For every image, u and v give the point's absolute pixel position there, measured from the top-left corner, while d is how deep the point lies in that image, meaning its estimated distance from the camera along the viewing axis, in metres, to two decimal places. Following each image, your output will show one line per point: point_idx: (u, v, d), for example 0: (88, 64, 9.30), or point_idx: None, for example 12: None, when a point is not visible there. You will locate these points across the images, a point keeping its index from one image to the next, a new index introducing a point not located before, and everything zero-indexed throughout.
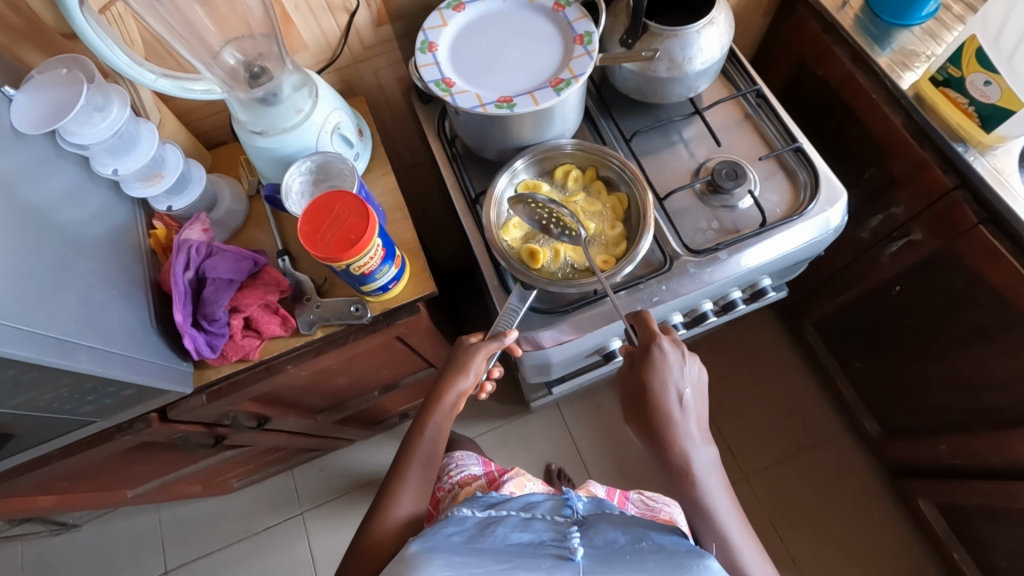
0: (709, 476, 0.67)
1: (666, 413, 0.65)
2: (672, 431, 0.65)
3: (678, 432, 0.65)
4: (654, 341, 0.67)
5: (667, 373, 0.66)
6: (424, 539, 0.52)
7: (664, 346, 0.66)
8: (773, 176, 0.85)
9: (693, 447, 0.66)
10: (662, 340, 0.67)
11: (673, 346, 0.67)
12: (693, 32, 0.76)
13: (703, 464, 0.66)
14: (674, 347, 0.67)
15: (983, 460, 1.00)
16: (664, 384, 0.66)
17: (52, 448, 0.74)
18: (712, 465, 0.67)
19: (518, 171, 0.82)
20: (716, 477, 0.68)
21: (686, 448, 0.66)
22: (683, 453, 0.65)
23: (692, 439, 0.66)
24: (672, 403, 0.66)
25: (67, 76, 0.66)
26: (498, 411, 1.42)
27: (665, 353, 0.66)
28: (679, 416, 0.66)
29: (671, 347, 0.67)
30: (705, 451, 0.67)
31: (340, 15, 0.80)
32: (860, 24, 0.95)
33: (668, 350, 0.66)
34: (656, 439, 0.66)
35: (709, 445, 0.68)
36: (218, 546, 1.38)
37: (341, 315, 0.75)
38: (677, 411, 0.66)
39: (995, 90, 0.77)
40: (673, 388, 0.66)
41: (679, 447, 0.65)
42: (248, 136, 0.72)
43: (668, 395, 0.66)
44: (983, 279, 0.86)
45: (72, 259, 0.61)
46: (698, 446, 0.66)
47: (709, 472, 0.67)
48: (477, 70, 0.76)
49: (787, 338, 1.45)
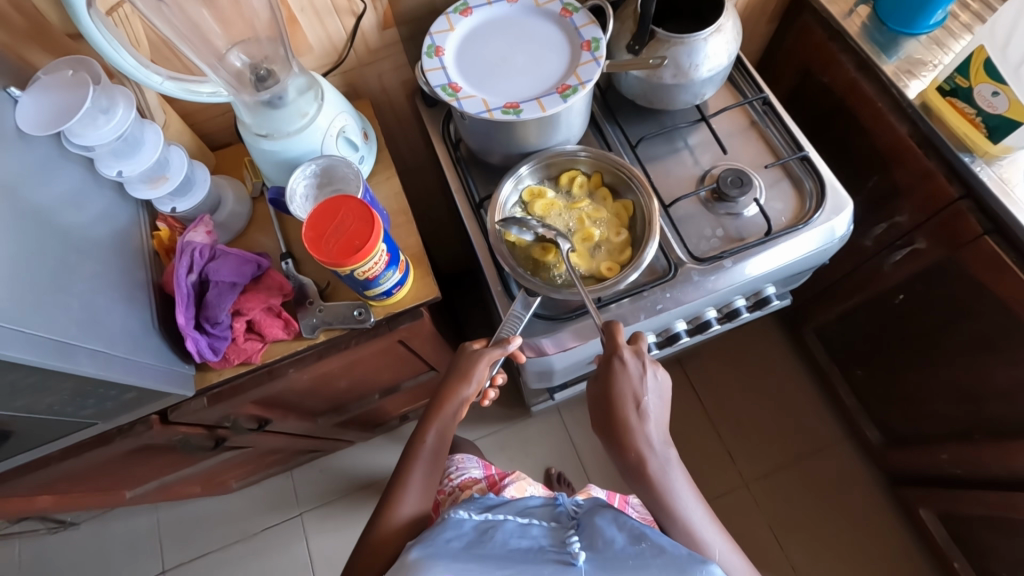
0: (674, 481, 0.66)
1: (626, 422, 0.66)
2: (631, 438, 0.66)
3: (636, 438, 0.66)
4: (615, 352, 0.68)
5: (627, 383, 0.67)
6: (423, 545, 0.51)
7: (624, 358, 0.67)
8: (779, 184, 0.84)
9: (654, 453, 0.66)
10: (623, 350, 0.67)
11: (634, 356, 0.68)
12: (700, 39, 0.75)
13: (666, 468, 0.66)
14: (635, 357, 0.68)
15: (985, 469, 1.00)
16: (624, 394, 0.66)
17: (53, 449, 0.74)
18: (678, 468, 0.67)
19: (522, 176, 0.82)
20: (684, 479, 0.67)
21: (646, 454, 0.66)
22: (641, 459, 0.66)
23: (651, 445, 0.66)
24: (632, 413, 0.66)
25: (73, 77, 0.66)
26: (499, 415, 1.42)
27: (624, 364, 0.67)
28: (639, 424, 0.66)
29: (631, 357, 0.67)
30: (669, 457, 0.67)
31: (346, 17, 0.80)
32: (867, 32, 0.94)
33: (628, 361, 0.67)
34: (618, 446, 0.67)
35: (673, 450, 0.67)
36: (217, 546, 1.38)
37: (344, 319, 0.75)
38: (636, 419, 0.66)
39: (1003, 101, 0.77)
40: (633, 397, 0.66)
41: (637, 453, 0.66)
42: (253, 138, 0.72)
43: (627, 404, 0.66)
44: (988, 290, 0.86)
45: (74, 261, 0.60)
46: (659, 451, 0.66)
47: (673, 476, 0.66)
48: (483, 75, 0.76)
49: (788, 344, 1.44)
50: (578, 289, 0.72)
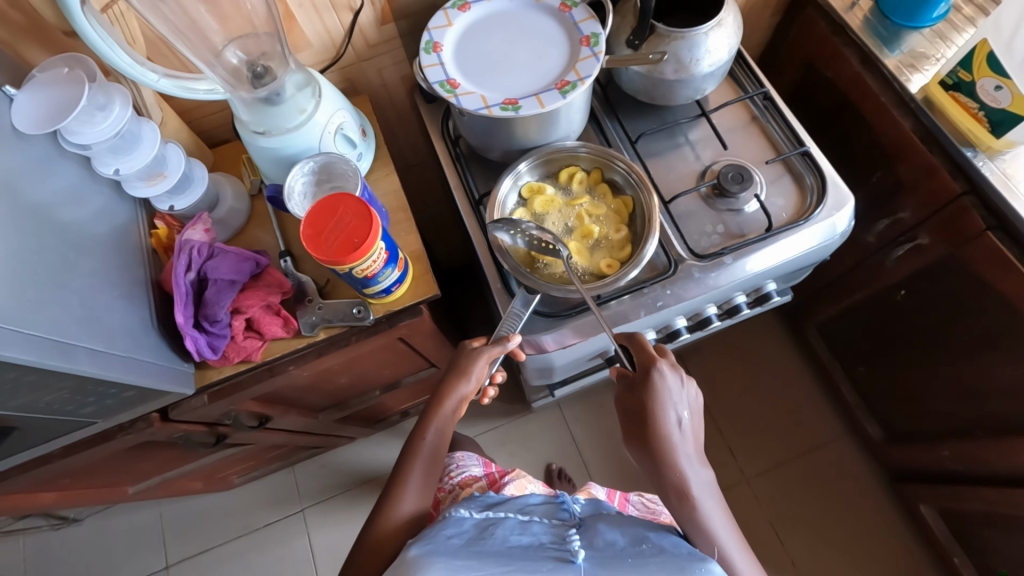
0: (707, 500, 0.66)
1: (666, 436, 0.66)
2: (672, 455, 0.65)
3: (677, 455, 0.65)
4: (653, 363, 0.68)
5: (667, 397, 0.67)
6: (423, 542, 0.51)
7: (664, 369, 0.67)
8: (779, 180, 0.84)
9: (692, 470, 0.66)
10: (662, 362, 0.68)
11: (672, 370, 0.68)
12: (700, 34, 0.75)
13: (701, 488, 0.65)
14: (673, 370, 0.68)
15: (986, 465, 1.00)
16: (664, 407, 0.66)
17: (54, 446, 0.74)
18: (711, 490, 0.67)
19: (522, 172, 0.81)
20: (716, 501, 0.66)
21: (685, 471, 0.65)
22: (682, 477, 0.65)
23: (690, 461, 0.66)
24: (671, 426, 0.66)
25: (68, 75, 0.65)
26: (500, 410, 1.42)
27: (664, 376, 0.67)
28: (678, 438, 0.66)
29: (670, 370, 0.68)
30: (703, 476, 0.66)
31: (344, 13, 0.80)
32: (869, 26, 0.94)
33: (668, 373, 0.67)
34: (655, 461, 0.66)
35: (706, 469, 0.67)
36: (219, 541, 1.39)
37: (343, 316, 0.75)
38: (675, 433, 0.66)
39: (1006, 95, 0.76)
40: (672, 410, 0.67)
41: (679, 471, 0.65)
42: (251, 135, 0.71)
43: (667, 418, 0.66)
44: (990, 286, 0.86)
45: (72, 259, 0.60)
46: (695, 468, 0.66)
47: (707, 496, 0.66)
48: (482, 71, 0.76)
49: (790, 340, 1.44)
50: (576, 286, 0.72)
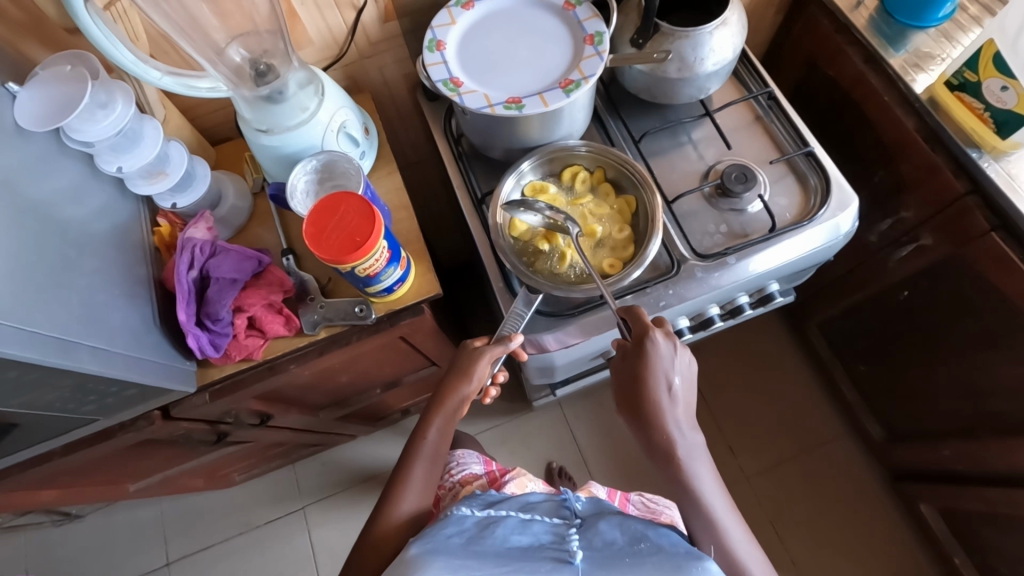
0: (696, 463, 0.68)
1: (655, 402, 0.67)
2: (660, 418, 0.67)
3: (665, 419, 0.67)
4: (647, 333, 0.68)
5: (659, 364, 0.67)
6: (424, 540, 0.51)
7: (656, 339, 0.67)
8: (783, 180, 0.83)
9: (681, 434, 0.68)
10: (655, 332, 0.68)
11: (666, 339, 0.68)
12: (704, 33, 0.74)
13: (689, 451, 0.68)
14: (666, 339, 0.68)
15: (988, 466, 1.00)
16: (655, 375, 0.67)
17: (56, 444, 0.74)
18: (701, 453, 0.69)
19: (525, 171, 0.81)
20: (705, 465, 0.69)
21: (673, 435, 0.68)
22: (670, 440, 0.67)
23: (679, 425, 0.68)
24: (661, 393, 0.67)
25: (71, 72, 0.65)
26: (500, 409, 1.42)
27: (657, 345, 0.67)
28: (667, 404, 0.68)
29: (664, 339, 0.68)
30: (692, 439, 0.69)
31: (347, 10, 0.79)
32: (874, 25, 0.93)
33: (660, 343, 0.68)
34: (645, 426, 0.68)
35: (696, 433, 0.69)
36: (220, 539, 1.39)
37: (345, 315, 0.75)
38: (665, 400, 0.68)
39: (1011, 95, 0.76)
40: (663, 378, 0.68)
41: (667, 434, 0.67)
42: (253, 133, 0.71)
43: (658, 385, 0.67)
44: (994, 288, 0.85)
45: (74, 256, 0.60)
46: (684, 432, 0.68)
47: (696, 459, 0.68)
48: (485, 70, 0.75)
49: (791, 339, 1.44)
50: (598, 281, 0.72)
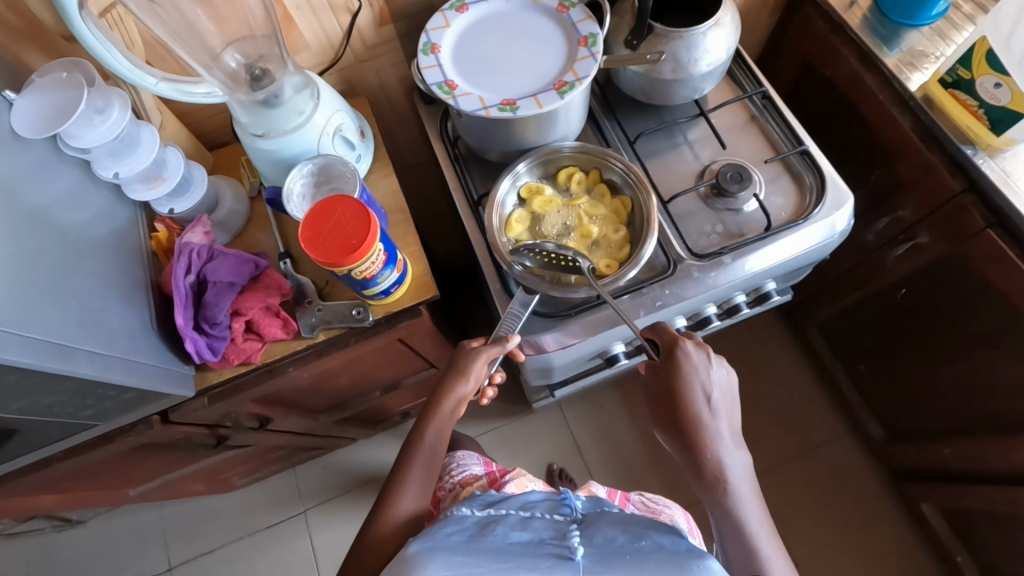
0: (738, 478, 0.68)
1: (695, 416, 0.68)
2: (702, 432, 0.68)
3: (707, 433, 0.67)
4: (678, 345, 0.69)
5: (694, 376, 0.68)
6: (424, 538, 0.51)
7: (689, 350, 0.68)
8: (779, 179, 0.84)
9: (724, 449, 0.68)
10: (687, 343, 0.69)
11: (698, 349, 0.69)
12: (698, 33, 0.75)
13: (732, 465, 0.68)
14: (699, 350, 0.69)
15: (988, 464, 1.00)
16: (692, 387, 0.68)
17: (56, 448, 0.75)
18: (741, 467, 0.69)
19: (521, 173, 0.81)
20: (745, 478, 0.69)
21: (716, 449, 0.67)
22: (713, 455, 0.67)
23: (722, 440, 0.68)
24: (699, 405, 0.68)
25: (67, 79, 0.66)
26: (500, 411, 1.42)
27: (690, 356, 0.68)
28: (707, 418, 0.68)
29: (696, 350, 0.69)
30: (735, 455, 0.68)
31: (342, 15, 0.80)
32: (868, 25, 0.93)
33: (693, 353, 0.68)
34: (685, 440, 0.68)
35: (739, 447, 0.69)
36: (221, 543, 1.39)
37: (343, 318, 0.76)
38: (705, 413, 0.68)
39: (1005, 93, 0.76)
40: (700, 390, 0.68)
41: (709, 449, 0.67)
42: (250, 138, 0.72)
43: (695, 397, 0.68)
44: (991, 285, 0.86)
45: (73, 262, 0.61)
46: (728, 448, 0.68)
47: (738, 474, 0.68)
48: (480, 73, 0.76)
49: (791, 338, 1.44)
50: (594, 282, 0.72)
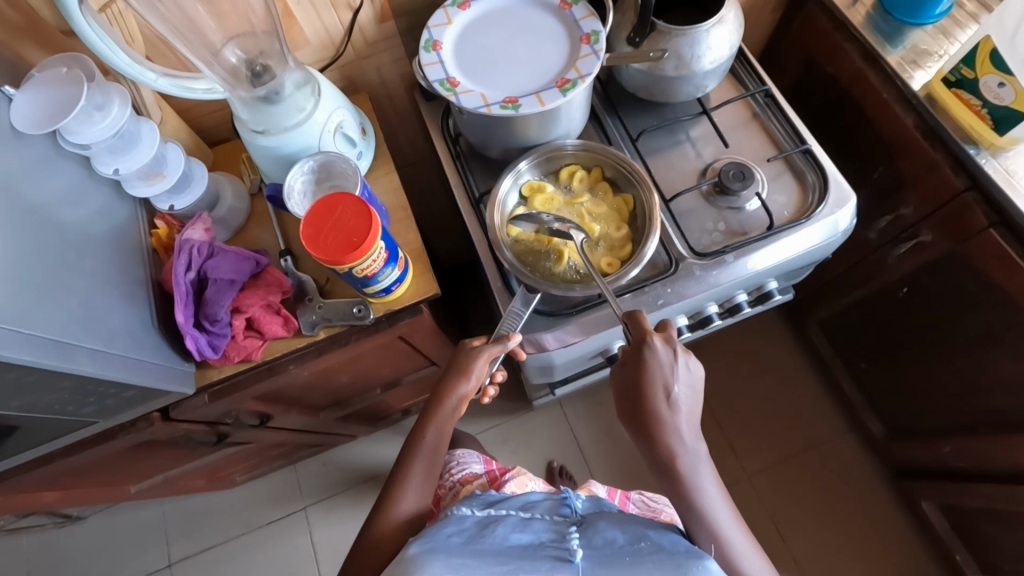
0: (700, 476, 0.67)
1: (655, 412, 0.67)
2: (662, 428, 0.67)
3: (667, 429, 0.67)
4: (645, 338, 0.68)
5: (657, 370, 0.67)
6: (424, 539, 0.51)
7: (655, 345, 0.68)
8: (781, 178, 0.83)
9: (683, 446, 0.67)
10: (653, 337, 0.68)
11: (665, 344, 0.68)
12: (701, 31, 0.74)
13: (691, 461, 0.67)
14: (665, 345, 0.68)
15: (989, 462, 1.00)
16: (654, 382, 0.67)
17: (57, 445, 0.75)
18: (705, 464, 0.68)
19: (522, 171, 0.81)
20: (709, 476, 0.68)
21: (675, 446, 0.67)
22: (671, 451, 0.67)
23: (681, 437, 0.67)
24: (661, 401, 0.67)
25: (67, 75, 0.65)
26: (500, 408, 1.42)
27: (656, 351, 0.67)
28: (668, 414, 0.67)
29: (663, 345, 0.68)
30: (696, 451, 0.68)
31: (343, 11, 0.79)
32: (871, 22, 0.93)
33: (659, 349, 0.68)
34: (647, 437, 0.68)
35: (701, 444, 0.68)
36: (222, 539, 1.39)
37: (343, 315, 0.75)
38: (666, 409, 0.67)
39: (1009, 92, 0.76)
40: (662, 385, 0.67)
41: (667, 445, 0.67)
42: (250, 134, 0.71)
43: (657, 392, 0.67)
44: (993, 284, 0.85)
45: (73, 259, 0.60)
46: (688, 444, 0.67)
47: (699, 471, 0.67)
48: (481, 70, 0.75)
49: (792, 337, 1.44)
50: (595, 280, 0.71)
